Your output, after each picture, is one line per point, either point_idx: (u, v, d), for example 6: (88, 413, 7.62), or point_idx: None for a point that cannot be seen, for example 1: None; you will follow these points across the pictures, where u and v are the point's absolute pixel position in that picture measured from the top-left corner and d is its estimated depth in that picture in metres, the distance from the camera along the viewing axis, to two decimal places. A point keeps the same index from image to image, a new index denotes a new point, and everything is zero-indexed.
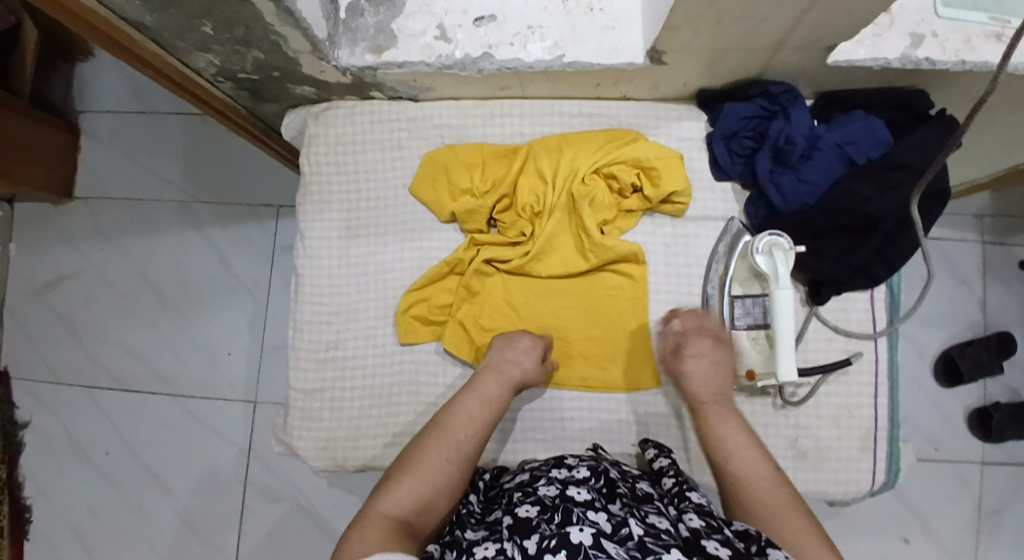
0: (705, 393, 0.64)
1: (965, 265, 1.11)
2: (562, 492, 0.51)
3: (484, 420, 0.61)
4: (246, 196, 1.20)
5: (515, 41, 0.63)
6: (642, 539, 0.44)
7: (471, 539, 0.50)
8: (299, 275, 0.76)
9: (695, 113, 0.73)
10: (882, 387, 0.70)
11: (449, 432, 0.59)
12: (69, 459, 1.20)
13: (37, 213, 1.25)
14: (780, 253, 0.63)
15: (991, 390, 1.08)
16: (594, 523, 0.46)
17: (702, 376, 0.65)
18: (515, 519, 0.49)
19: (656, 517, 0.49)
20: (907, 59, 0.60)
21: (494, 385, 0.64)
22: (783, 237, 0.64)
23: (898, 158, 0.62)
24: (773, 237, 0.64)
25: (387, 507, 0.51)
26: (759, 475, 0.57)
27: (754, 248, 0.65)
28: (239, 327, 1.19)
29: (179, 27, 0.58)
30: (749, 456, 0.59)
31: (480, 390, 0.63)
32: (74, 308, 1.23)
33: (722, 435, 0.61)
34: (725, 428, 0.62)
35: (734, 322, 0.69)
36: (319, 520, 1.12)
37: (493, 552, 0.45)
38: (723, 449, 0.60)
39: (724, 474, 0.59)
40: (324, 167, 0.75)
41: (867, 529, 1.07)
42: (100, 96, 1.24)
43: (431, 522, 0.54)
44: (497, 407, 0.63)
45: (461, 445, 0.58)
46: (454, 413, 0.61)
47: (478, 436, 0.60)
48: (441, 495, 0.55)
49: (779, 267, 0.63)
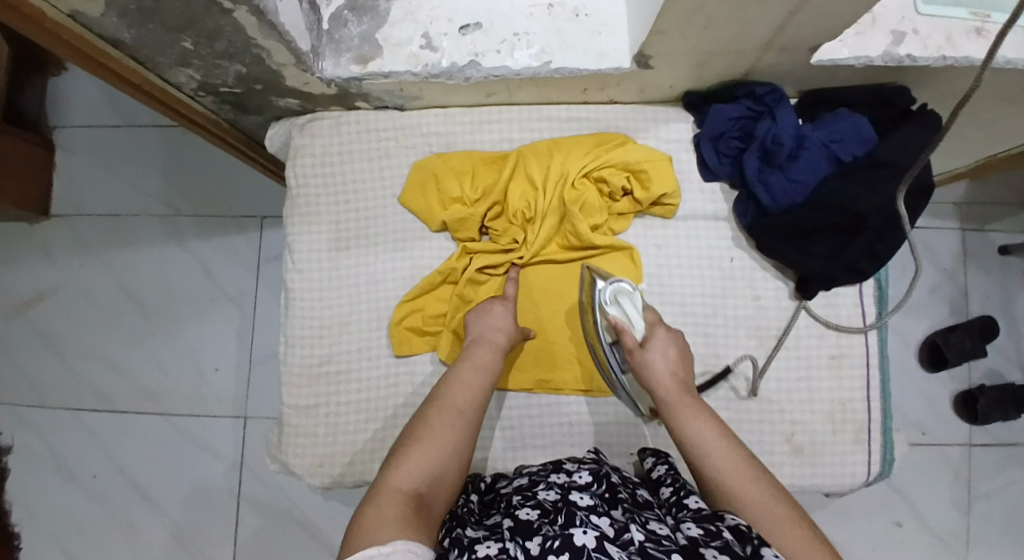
0: (668, 385, 0.61)
1: (946, 254, 1.13)
2: (565, 496, 0.51)
3: (483, 387, 0.61)
4: (229, 207, 1.18)
5: (502, 48, 0.63)
6: (643, 544, 0.45)
7: (472, 536, 0.49)
8: (289, 288, 0.75)
9: (682, 115, 0.73)
10: (874, 380, 0.71)
11: (451, 401, 0.58)
12: (55, 482, 1.17)
13: (12, 231, 1.21)
14: (625, 298, 0.65)
15: (974, 375, 1.11)
16: (597, 526, 0.46)
17: (666, 369, 0.62)
18: (517, 521, 0.50)
19: (656, 524, 0.50)
20: (889, 56, 0.60)
21: (490, 353, 0.64)
22: (624, 281, 0.66)
23: (884, 156, 0.63)
24: (618, 285, 0.66)
25: (399, 481, 0.51)
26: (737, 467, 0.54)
27: (602, 301, 0.66)
28: (226, 340, 1.17)
29: (158, 42, 0.57)
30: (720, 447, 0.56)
31: (476, 359, 0.63)
32: (54, 327, 1.20)
33: (694, 429, 0.58)
34: (697, 422, 0.58)
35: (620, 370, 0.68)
36: (316, 532, 1.11)
37: (495, 550, 0.44)
38: (695, 445, 0.57)
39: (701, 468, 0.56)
40: (311, 179, 0.74)
41: (859, 515, 1.09)
42: (74, 110, 1.21)
43: (444, 494, 0.53)
44: (491, 374, 0.62)
45: (465, 413, 0.58)
46: (454, 383, 0.60)
47: (480, 403, 0.60)
48: (452, 463, 0.55)
49: (630, 312, 0.65)
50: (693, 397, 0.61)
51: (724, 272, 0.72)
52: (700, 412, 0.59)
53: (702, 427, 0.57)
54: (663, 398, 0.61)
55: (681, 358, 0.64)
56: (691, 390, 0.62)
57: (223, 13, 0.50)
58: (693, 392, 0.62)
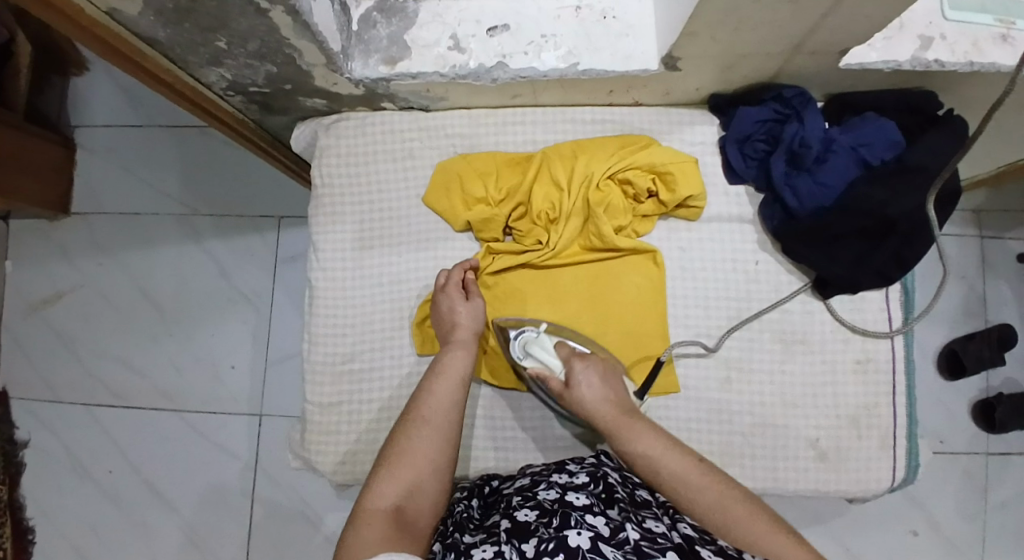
0: (605, 412, 0.62)
1: (966, 260, 1.12)
2: (561, 496, 0.51)
3: (452, 393, 0.61)
4: (247, 207, 1.19)
5: (529, 49, 0.63)
6: (638, 543, 0.46)
7: (471, 541, 0.50)
8: (312, 287, 0.75)
9: (707, 118, 0.73)
10: (899, 386, 0.71)
11: (422, 414, 0.58)
12: (70, 479, 1.18)
13: (34, 229, 1.23)
14: (534, 346, 0.66)
15: (994, 383, 1.10)
16: (592, 526, 0.47)
17: (596, 397, 0.63)
18: (514, 523, 0.50)
19: (653, 522, 0.51)
20: (918, 61, 0.60)
21: (458, 359, 0.63)
22: (527, 331, 0.67)
23: (913, 160, 0.62)
24: (523, 336, 0.67)
25: (375, 502, 0.52)
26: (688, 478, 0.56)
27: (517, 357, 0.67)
28: (242, 340, 1.18)
29: (192, 41, 0.58)
30: (670, 461, 0.57)
31: (447, 368, 0.62)
32: (72, 325, 1.21)
33: (642, 446, 0.59)
34: (641, 439, 0.59)
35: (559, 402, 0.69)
36: (328, 533, 1.11)
37: (491, 554, 0.46)
38: (644, 461, 0.58)
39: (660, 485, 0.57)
40: (335, 178, 0.75)
41: (875, 524, 1.08)
42: (96, 110, 1.23)
43: (427, 505, 0.54)
44: (461, 378, 0.62)
45: (435, 421, 0.58)
46: (424, 397, 0.60)
47: (453, 410, 0.59)
48: (429, 476, 0.55)
49: (543, 357, 0.66)
50: (632, 414, 0.62)
51: (748, 275, 0.72)
52: (643, 429, 0.60)
53: (647, 444, 0.59)
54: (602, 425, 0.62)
55: (609, 378, 0.66)
56: (630, 409, 0.63)
57: (260, 13, 0.50)
58: (631, 408, 0.63)
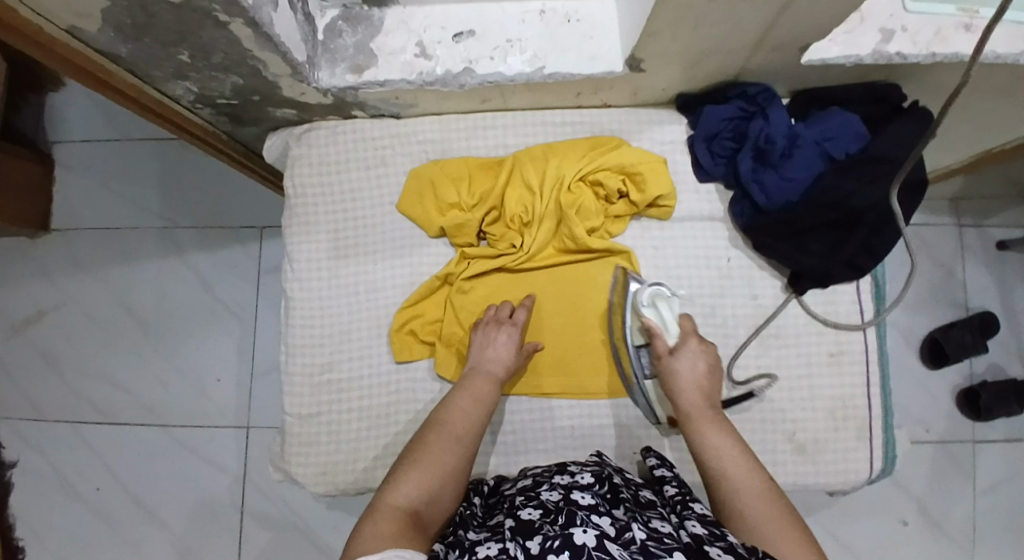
0: (694, 398, 0.63)
1: (944, 249, 1.14)
2: (566, 496, 0.51)
3: (479, 417, 0.62)
4: (228, 218, 1.19)
5: (495, 54, 0.64)
6: (644, 542, 0.45)
7: (474, 538, 0.50)
8: (289, 298, 0.75)
9: (676, 117, 0.74)
10: (874, 376, 0.71)
11: (447, 424, 0.60)
12: (57, 499, 1.16)
13: (13, 247, 1.22)
14: (663, 303, 0.68)
15: (976, 370, 1.11)
16: (598, 526, 0.46)
17: (692, 378, 0.64)
18: (518, 521, 0.49)
19: (659, 522, 0.50)
20: (879, 54, 0.61)
21: (489, 387, 0.64)
22: (664, 287, 0.68)
23: (877, 151, 0.63)
24: (656, 288, 0.68)
25: (396, 498, 0.52)
26: (753, 480, 0.55)
27: (640, 301, 0.68)
28: (226, 352, 1.17)
29: (155, 56, 0.57)
30: (740, 461, 0.57)
31: (473, 386, 0.64)
32: (55, 343, 1.20)
33: (714, 437, 0.59)
34: (715, 432, 0.60)
35: (642, 374, 0.70)
36: (320, 543, 1.11)
37: (496, 551, 0.45)
38: (712, 452, 0.58)
39: (718, 482, 0.56)
40: (308, 188, 0.75)
41: (864, 514, 1.09)
42: (72, 126, 1.22)
43: (439, 516, 0.54)
44: (489, 405, 0.63)
45: (463, 438, 0.59)
46: (450, 410, 0.61)
47: (476, 431, 0.61)
48: (448, 486, 0.56)
49: (665, 316, 0.67)
50: (716, 413, 0.62)
51: (722, 272, 0.73)
52: (722, 427, 0.60)
53: (723, 438, 0.59)
54: (686, 406, 0.62)
55: (715, 370, 0.66)
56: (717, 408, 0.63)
57: (219, 26, 0.50)
58: (718, 408, 0.63)
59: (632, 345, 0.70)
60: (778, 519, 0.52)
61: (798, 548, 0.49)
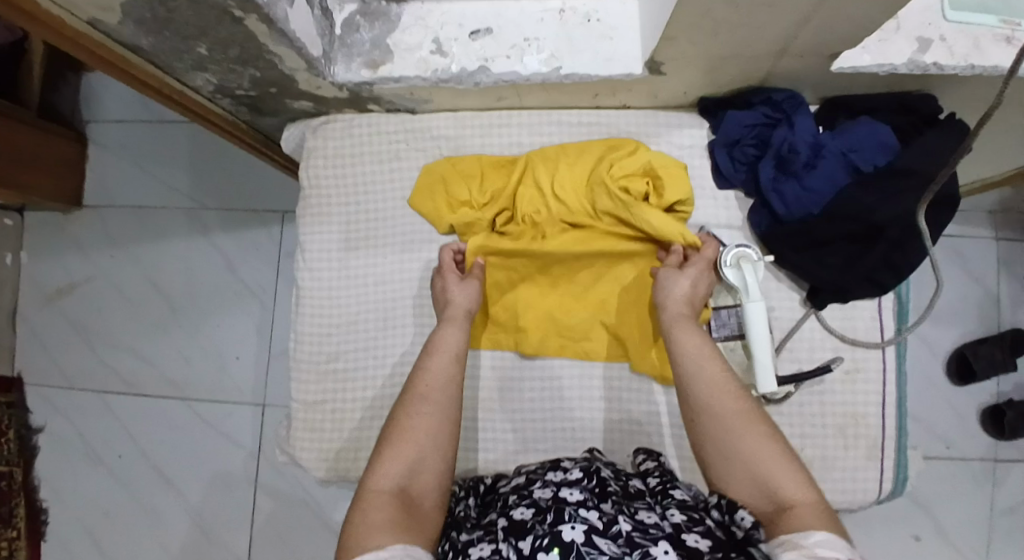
0: (671, 309, 0.63)
1: (979, 262, 1.09)
2: (555, 493, 0.51)
3: (449, 369, 0.61)
4: (252, 201, 1.21)
5: (512, 53, 0.62)
6: (630, 534, 0.45)
7: (467, 539, 0.50)
8: (300, 287, 0.76)
9: (696, 121, 0.72)
10: (890, 396, 0.69)
11: (418, 391, 0.59)
12: (84, 464, 1.22)
13: (48, 221, 1.26)
14: (748, 264, 0.65)
15: (1004, 388, 1.07)
16: (586, 519, 0.46)
17: (680, 295, 0.64)
18: (511, 521, 0.49)
19: (646, 513, 0.50)
20: (914, 64, 0.58)
21: (452, 335, 0.64)
22: (751, 248, 0.66)
23: (903, 164, 0.61)
24: (740, 249, 0.66)
25: (380, 482, 0.52)
26: (723, 382, 0.56)
27: (722, 261, 0.66)
28: (246, 333, 1.20)
29: (175, 48, 0.58)
30: (711, 366, 0.57)
31: (443, 344, 0.63)
32: (85, 315, 1.25)
33: (685, 346, 0.60)
34: (692, 339, 0.60)
35: (711, 336, 0.68)
36: (328, 521, 1.14)
37: (488, 552, 0.46)
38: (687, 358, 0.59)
39: (691, 388, 0.57)
40: (322, 180, 0.75)
41: (876, 527, 1.07)
42: (105, 105, 1.25)
43: (431, 478, 0.54)
44: (457, 352, 0.63)
45: (432, 397, 0.59)
46: (421, 376, 0.60)
47: (450, 386, 0.60)
48: (430, 450, 0.55)
49: (748, 277, 0.64)
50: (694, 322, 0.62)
51: None
52: (693, 336, 0.60)
53: (697, 349, 0.59)
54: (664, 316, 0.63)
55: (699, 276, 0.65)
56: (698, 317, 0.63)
57: (235, 22, 0.50)
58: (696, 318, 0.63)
59: (703, 306, 0.69)
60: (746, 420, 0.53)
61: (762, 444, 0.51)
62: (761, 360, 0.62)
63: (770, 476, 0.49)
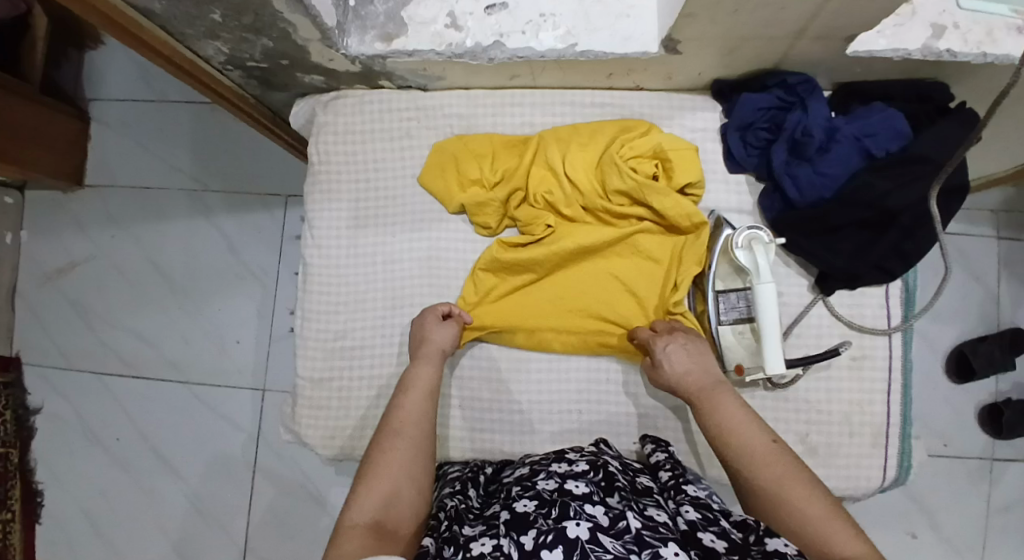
0: (694, 381, 0.62)
1: (981, 261, 1.09)
2: (560, 486, 0.51)
3: (423, 404, 0.61)
4: (255, 184, 1.20)
5: (527, 29, 0.62)
6: (639, 531, 0.45)
7: (469, 533, 0.50)
8: (307, 264, 0.76)
9: (710, 104, 0.72)
10: (896, 385, 0.69)
11: (394, 424, 0.59)
12: (81, 444, 1.21)
13: (49, 199, 1.25)
14: (760, 246, 0.64)
15: (1003, 386, 1.07)
16: (591, 516, 0.46)
17: (682, 367, 0.63)
18: (513, 514, 0.49)
19: (654, 510, 0.50)
20: (928, 50, 0.58)
21: (427, 368, 0.64)
22: (762, 230, 0.65)
23: (918, 151, 0.61)
24: (752, 231, 0.65)
25: (355, 516, 0.50)
26: (762, 445, 0.55)
27: (734, 243, 0.65)
28: (246, 315, 1.19)
29: (188, 14, 0.58)
30: (748, 430, 0.56)
31: (419, 378, 0.63)
32: (85, 295, 1.24)
33: (721, 415, 0.58)
34: (724, 408, 0.59)
35: (719, 318, 0.68)
36: (326, 506, 1.13)
37: (490, 547, 0.45)
38: (722, 429, 0.57)
39: (735, 460, 0.55)
40: (332, 157, 0.75)
41: (873, 522, 1.07)
42: (109, 84, 1.24)
43: (407, 514, 0.53)
44: (431, 385, 0.63)
45: (403, 432, 0.58)
46: (396, 412, 0.60)
47: (422, 420, 0.60)
48: (405, 485, 0.54)
49: (760, 260, 0.63)
50: (725, 387, 0.61)
51: None
52: (729, 401, 0.59)
53: (731, 416, 0.58)
54: (686, 391, 0.62)
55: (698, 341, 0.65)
56: (719, 381, 0.62)
57: None
58: (720, 381, 0.62)
59: (712, 289, 0.68)
60: (790, 478, 0.51)
61: (809, 497, 0.50)
62: (770, 343, 0.62)
63: (826, 535, 0.47)
